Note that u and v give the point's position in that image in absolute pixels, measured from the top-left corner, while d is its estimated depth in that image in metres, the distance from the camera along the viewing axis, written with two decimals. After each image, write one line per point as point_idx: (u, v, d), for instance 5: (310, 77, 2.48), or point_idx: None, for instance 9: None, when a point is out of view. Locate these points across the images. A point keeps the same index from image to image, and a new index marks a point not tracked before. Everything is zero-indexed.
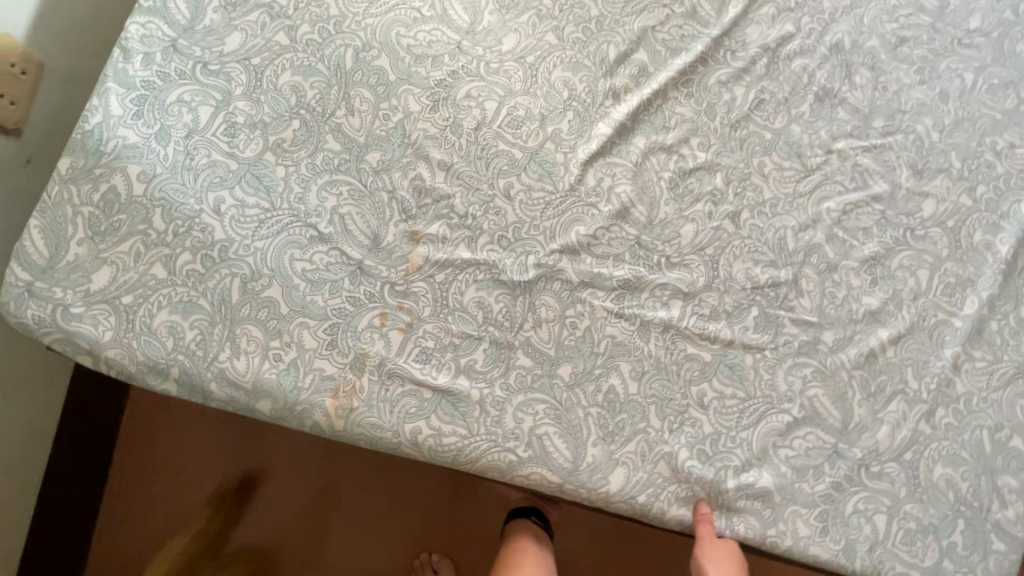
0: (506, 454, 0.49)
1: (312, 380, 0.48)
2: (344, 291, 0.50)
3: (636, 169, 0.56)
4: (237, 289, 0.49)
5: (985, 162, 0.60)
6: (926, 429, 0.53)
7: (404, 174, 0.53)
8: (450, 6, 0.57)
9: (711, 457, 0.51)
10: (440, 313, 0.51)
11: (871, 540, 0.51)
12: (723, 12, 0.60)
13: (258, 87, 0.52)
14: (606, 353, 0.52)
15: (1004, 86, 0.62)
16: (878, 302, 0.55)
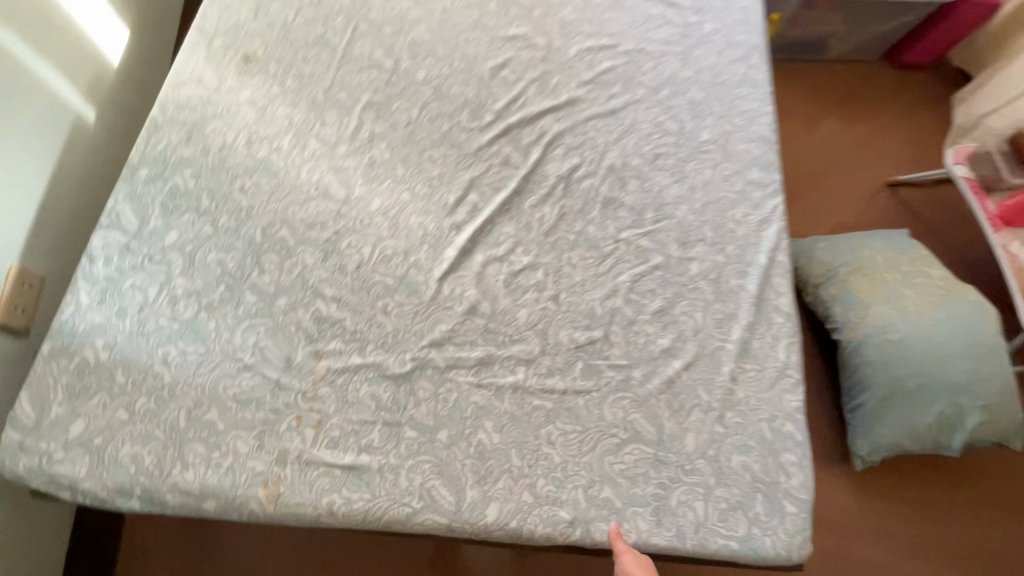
0: (405, 507, 0.64)
1: (247, 477, 0.63)
2: (267, 404, 0.67)
3: (479, 276, 0.77)
4: (183, 417, 0.65)
5: (729, 228, 0.84)
6: (720, 429, 0.72)
7: (306, 309, 0.72)
8: (330, 185, 0.79)
9: (563, 481, 0.67)
10: (343, 408, 0.68)
11: (695, 523, 0.67)
12: (527, 157, 0.86)
13: (192, 266, 0.72)
14: (473, 415, 0.69)
15: (734, 174, 0.88)
16: (668, 342, 0.75)
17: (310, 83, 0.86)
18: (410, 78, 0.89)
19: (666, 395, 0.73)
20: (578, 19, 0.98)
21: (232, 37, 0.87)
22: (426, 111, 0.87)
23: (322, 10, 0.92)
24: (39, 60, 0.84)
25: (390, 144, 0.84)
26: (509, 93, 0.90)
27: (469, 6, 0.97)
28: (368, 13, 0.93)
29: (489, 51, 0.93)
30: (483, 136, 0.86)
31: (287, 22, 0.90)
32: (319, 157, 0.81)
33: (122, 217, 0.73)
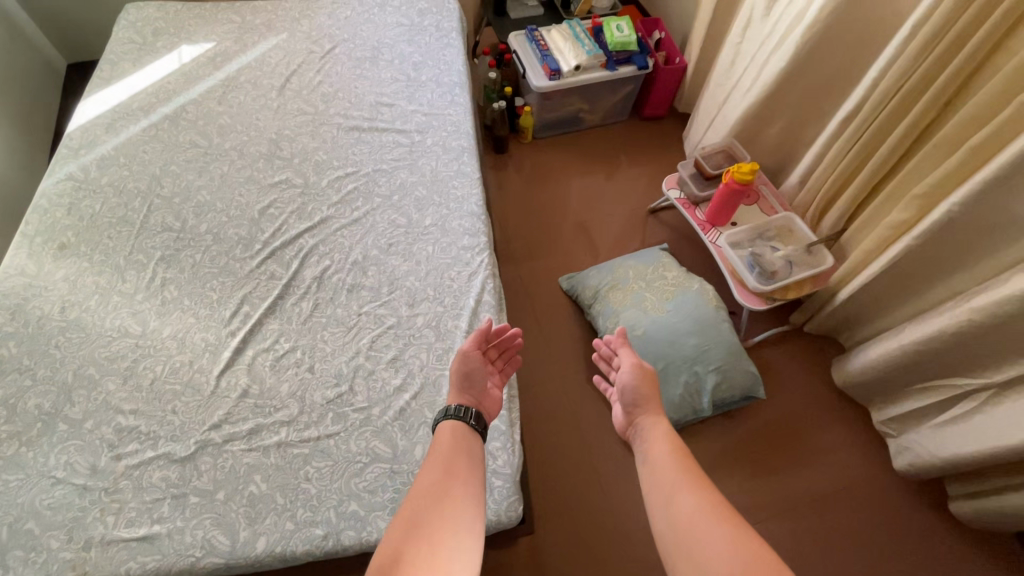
0: (189, 557, 0.83)
1: (58, 565, 0.81)
2: (75, 505, 0.86)
3: (250, 367, 1.00)
4: (5, 530, 0.83)
5: (447, 285, 1.11)
6: None
7: (109, 424, 0.93)
8: (129, 326, 1.04)
9: (319, 505, 0.88)
10: (138, 492, 0.87)
11: None
12: (289, 269, 1.13)
13: (14, 413, 0.93)
14: (245, 473, 0.90)
15: (450, 244, 1.17)
16: (400, 380, 1.00)
17: (113, 253, 1.13)
18: (195, 231, 1.17)
19: (399, 420, 0.96)
20: (328, 158, 1.31)
21: (50, 233, 1.14)
22: (208, 253, 1.15)
23: (124, 197, 1.21)
24: None
25: (178, 284, 1.10)
26: (274, 224, 1.19)
27: (242, 168, 1.28)
28: (161, 190, 1.23)
29: (258, 197, 1.24)
30: (253, 261, 1.14)
31: (95, 212, 1.18)
32: (121, 307, 1.06)
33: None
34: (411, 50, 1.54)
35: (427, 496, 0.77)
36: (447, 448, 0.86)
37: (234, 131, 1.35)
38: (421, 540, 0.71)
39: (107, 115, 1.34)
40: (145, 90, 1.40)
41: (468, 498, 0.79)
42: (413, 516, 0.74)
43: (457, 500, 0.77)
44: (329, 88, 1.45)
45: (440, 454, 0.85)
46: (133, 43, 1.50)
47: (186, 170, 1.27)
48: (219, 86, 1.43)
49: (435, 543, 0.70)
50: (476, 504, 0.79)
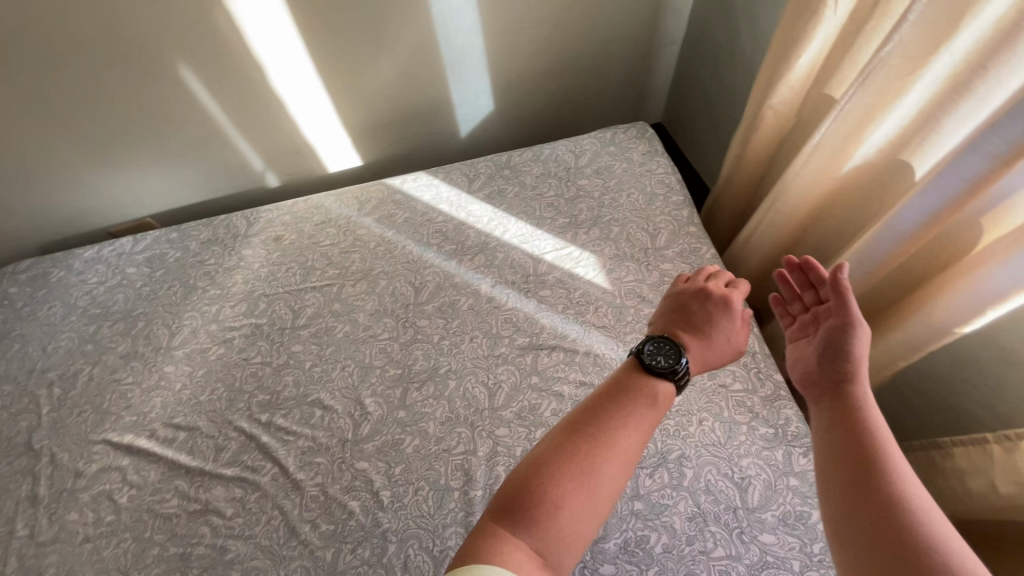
0: None
1: None
2: (25, 365, 1.09)
3: (106, 466, 0.97)
4: (20, 327, 1.13)
5: None
6: None
7: (85, 357, 1.09)
8: (179, 333, 1.10)
9: None
10: (18, 409, 1.04)
11: None
12: (225, 464, 0.96)
13: (111, 287, 1.16)
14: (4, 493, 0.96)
15: None
16: None
17: (267, 282, 1.14)
18: (289, 342, 1.07)
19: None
20: (404, 455, 0.94)
21: (293, 221, 1.22)
22: (262, 367, 1.05)
23: (339, 258, 1.16)
24: (265, 162, 1.34)
25: (222, 355, 1.07)
26: (294, 426, 0.98)
27: (383, 353, 1.05)
28: (348, 286, 1.13)
29: (337, 389, 1.01)
30: (240, 420, 0.99)
31: (317, 243, 1.19)
32: (202, 317, 1.11)
33: (141, 239, 1.22)
34: (671, 525, 0.85)
35: (600, 429, 0.60)
36: (652, 411, 0.63)
37: (445, 319, 1.07)
38: (580, 475, 0.57)
39: (455, 189, 1.24)
40: (498, 206, 1.20)
41: (635, 433, 0.61)
42: (572, 461, 0.58)
43: (632, 435, 0.60)
44: (546, 414, 0.94)
45: (619, 384, 0.66)
46: (575, 160, 1.25)
47: (380, 295, 1.11)
48: (520, 275, 1.10)
49: (600, 471, 0.57)
50: (646, 431, 0.62)
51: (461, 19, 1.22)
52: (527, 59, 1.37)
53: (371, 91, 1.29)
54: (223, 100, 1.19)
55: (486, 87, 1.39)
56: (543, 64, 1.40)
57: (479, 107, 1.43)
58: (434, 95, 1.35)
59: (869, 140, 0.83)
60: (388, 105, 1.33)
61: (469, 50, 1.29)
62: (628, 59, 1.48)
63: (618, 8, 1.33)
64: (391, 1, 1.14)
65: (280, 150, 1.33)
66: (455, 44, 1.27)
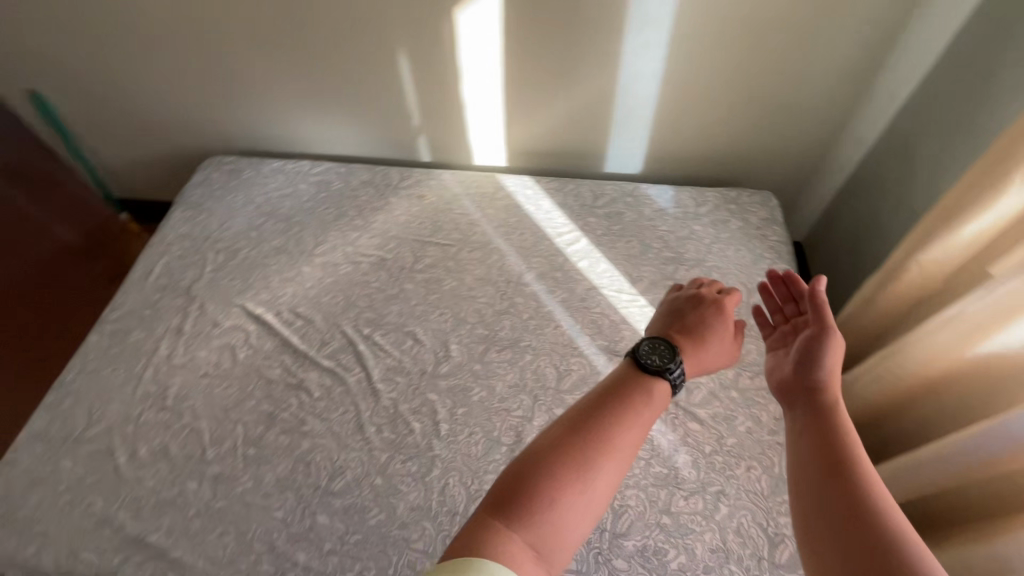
0: (130, 286, 1.25)
1: (178, 225, 1.36)
2: (207, 230, 1.35)
3: (238, 324, 1.17)
4: (211, 201, 1.41)
5: (227, 499, 0.94)
6: (78, 466, 0.99)
7: (249, 238, 1.32)
8: (322, 244, 1.31)
9: (99, 368, 1.12)
10: (192, 259, 1.29)
11: (37, 438, 1.03)
12: (325, 356, 1.12)
13: (284, 193, 1.41)
14: (161, 317, 1.19)
15: (273, 528, 0.91)
16: (155, 438, 1.02)
17: (402, 228, 1.33)
18: (404, 280, 1.24)
19: (92, 450, 1.01)
20: (469, 400, 1.05)
21: (436, 187, 1.42)
22: (377, 292, 1.22)
23: (464, 226, 1.33)
24: (426, 148, 1.53)
25: (349, 272, 1.26)
26: (388, 345, 1.13)
27: (477, 313, 1.18)
28: (464, 252, 1.28)
29: (430, 329, 1.16)
30: (348, 326, 1.16)
31: (451, 210, 1.36)
32: (344, 238, 1.31)
33: (317, 166, 1.47)
34: (692, 549, 0.88)
35: (590, 431, 0.54)
36: (647, 410, 0.59)
37: (538, 304, 1.19)
38: (568, 481, 0.52)
39: (579, 201, 1.38)
40: (614, 225, 1.32)
41: (628, 435, 0.55)
42: (556, 470, 0.52)
43: (626, 436, 0.55)
44: None
45: (610, 386, 0.61)
46: (695, 206, 1.34)
47: (489, 266, 1.26)
48: (615, 289, 1.20)
49: (590, 476, 0.52)
50: (638, 429, 0.57)
51: (643, 87, 1.31)
52: (692, 139, 1.41)
53: (536, 123, 1.42)
54: (422, 85, 1.39)
55: (641, 151, 1.45)
56: (703, 147, 1.42)
57: (627, 166, 1.49)
58: (589, 143, 1.45)
59: (1015, 331, 0.73)
60: (545, 139, 1.45)
61: (638, 114, 1.37)
62: (788, 169, 1.45)
63: (796, 118, 1.33)
64: (590, 56, 1.27)
65: (449, 140, 1.50)
66: (628, 106, 1.35)
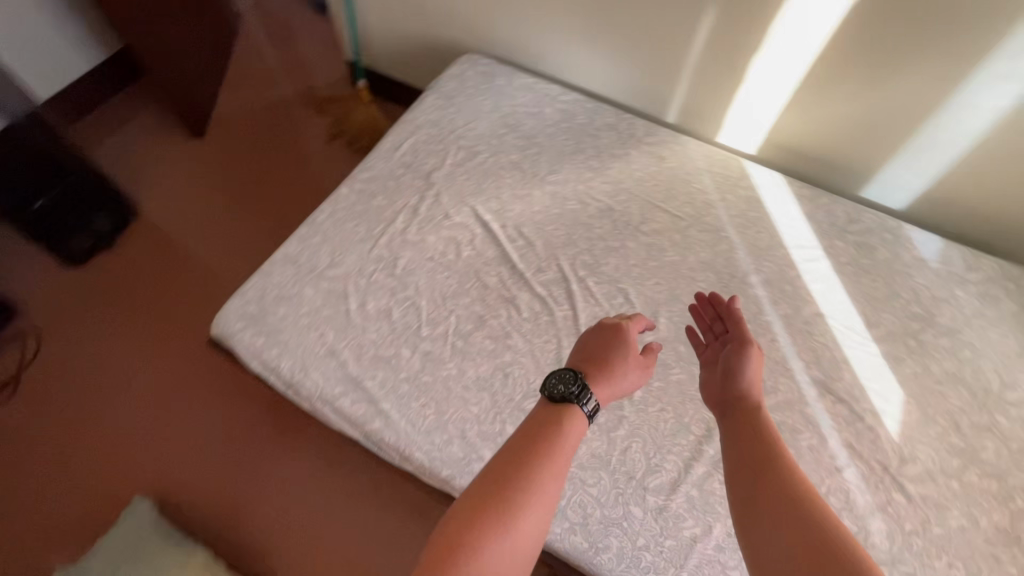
0: (381, 154, 1.34)
1: (429, 110, 1.43)
2: (454, 124, 1.40)
3: (467, 222, 1.23)
4: (462, 97, 1.45)
5: (433, 378, 1.02)
6: (319, 295, 1.12)
7: (490, 144, 1.36)
8: (556, 174, 1.31)
9: (347, 217, 1.23)
10: (436, 147, 1.36)
11: (290, 257, 1.17)
12: (539, 282, 1.15)
13: (529, 111, 1.42)
14: (403, 191, 1.28)
15: (467, 418, 0.98)
16: (382, 297, 1.12)
17: (636, 183, 1.30)
18: (627, 236, 1.22)
19: (330, 286, 1.13)
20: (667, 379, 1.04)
21: (679, 153, 1.35)
22: (598, 238, 1.21)
23: (699, 204, 1.27)
24: (671, 109, 1.44)
25: (576, 210, 1.26)
26: (599, 294, 1.14)
27: (693, 296, 1.14)
28: (693, 230, 1.23)
29: (643, 293, 1.14)
30: (566, 261, 1.18)
31: (689, 182, 1.30)
32: (577, 175, 1.31)
33: (565, 93, 1.45)
34: None
35: (515, 476, 0.57)
36: (567, 442, 0.62)
37: (758, 310, 1.13)
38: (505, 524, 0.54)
39: (830, 220, 1.25)
40: (863, 257, 1.19)
41: (554, 473, 0.58)
42: (495, 509, 0.55)
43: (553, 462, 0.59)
44: (802, 442, 0.98)
45: (531, 429, 0.63)
46: (962, 269, 1.18)
47: (715, 253, 1.20)
48: (845, 324, 1.11)
49: (523, 516, 0.55)
50: (565, 453, 0.61)
51: (966, 120, 1.13)
52: (989, 195, 1.21)
53: (814, 120, 1.28)
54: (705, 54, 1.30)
55: (917, 188, 1.28)
56: (996, 208, 1.22)
57: (889, 198, 1.33)
58: (861, 161, 1.30)
59: None
60: (813, 140, 1.32)
61: (942, 147, 1.19)
62: None
63: None
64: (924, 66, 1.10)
65: (702, 112, 1.40)
66: (935, 135, 1.18)
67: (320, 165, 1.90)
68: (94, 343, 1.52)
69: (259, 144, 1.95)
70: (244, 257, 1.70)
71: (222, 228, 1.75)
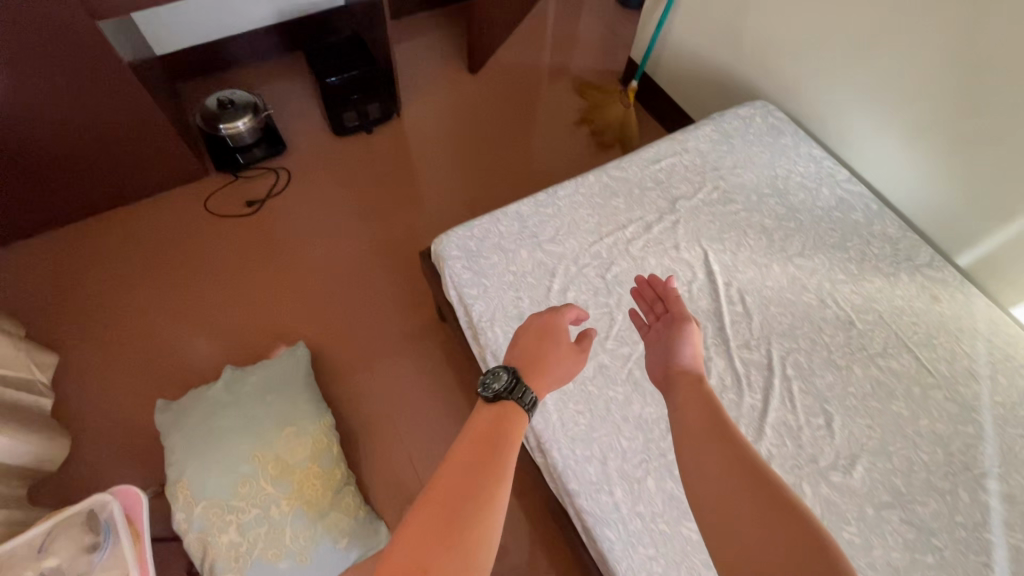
0: (639, 160, 1.32)
1: (702, 137, 1.37)
2: (721, 161, 1.32)
3: (691, 263, 1.17)
4: (741, 138, 1.36)
5: (597, 390, 1.00)
6: (528, 260, 1.14)
7: (748, 198, 1.27)
8: (805, 259, 1.18)
9: (582, 203, 1.23)
10: (693, 175, 1.30)
11: (518, 215, 1.20)
12: (740, 358, 1.06)
13: (805, 183, 1.29)
14: (644, 203, 1.25)
15: (613, 447, 0.95)
16: (582, 291, 1.11)
17: (892, 310, 1.13)
18: (856, 360, 1.07)
19: (542, 258, 1.15)
20: (836, 534, 0.90)
21: (960, 302, 1.14)
22: (822, 346, 1.08)
23: (959, 368, 1.07)
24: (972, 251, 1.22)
25: (811, 305, 1.13)
26: (799, 403, 1.01)
27: (906, 463, 0.97)
28: (938, 392, 1.04)
29: (848, 429, 0.99)
30: (777, 351, 1.07)
31: (957, 339, 1.10)
32: (828, 270, 1.17)
33: (852, 181, 1.30)
34: None
35: (453, 485, 0.57)
36: (509, 440, 0.63)
37: (982, 522, 0.92)
38: (451, 528, 0.54)
39: None
40: None
41: (494, 475, 0.58)
42: (435, 527, 0.54)
43: (489, 467, 0.59)
44: None
45: (472, 435, 0.63)
46: None
47: (955, 432, 1.00)
48: None
49: (468, 526, 0.54)
50: (505, 453, 0.61)
51: None
52: None
53: None
54: None
55: None
56: None
57: None
58: None
59: None
60: None
61: None
62: None
63: None
64: None
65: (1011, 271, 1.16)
66: None
67: (561, 143, 1.96)
68: (325, 205, 1.75)
69: (517, 100, 2.06)
70: (465, 193, 1.82)
71: (457, 160, 1.89)
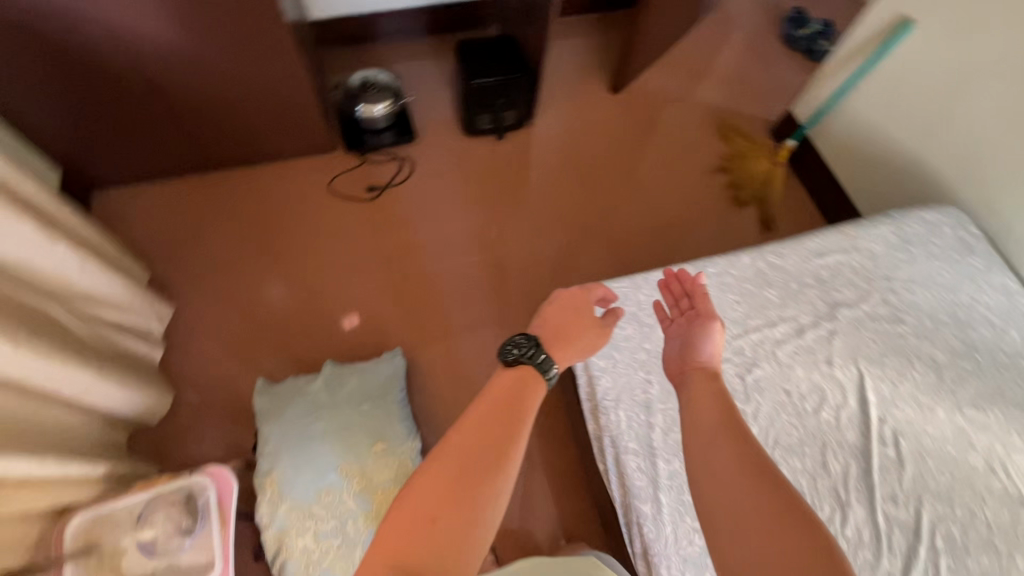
0: (802, 250, 1.19)
1: (878, 237, 1.21)
2: (896, 271, 1.17)
3: (844, 385, 1.04)
4: (924, 249, 1.20)
5: None
6: (666, 342, 1.05)
7: (920, 322, 1.12)
8: (979, 411, 1.03)
9: (732, 288, 1.12)
10: (861, 281, 1.16)
11: (661, 287, 1.11)
12: (883, 512, 0.94)
13: (991, 319, 1.13)
14: (800, 302, 1.12)
15: None
16: None
17: None
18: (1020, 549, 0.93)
19: None
20: None
21: None
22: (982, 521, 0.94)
23: None
24: None
25: (977, 469, 0.98)
26: None
27: None
28: None
29: None
30: (928, 514, 0.94)
31: None
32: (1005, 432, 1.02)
33: None
34: None
35: (467, 450, 0.61)
36: (523, 412, 0.67)
37: None
38: (462, 493, 0.58)
39: None
40: None
41: (502, 443, 0.62)
42: (444, 488, 0.58)
43: (498, 432, 0.63)
44: None
45: (489, 404, 0.67)
46: None
47: None
48: None
49: (479, 491, 0.58)
50: (516, 422, 0.65)
51: None
52: None
53: None
54: None
55: None
56: None
57: None
58: None
59: None
60: None
61: None
62: None
63: None
64: None
65: None
66: None
67: (694, 188, 1.82)
68: (443, 205, 1.71)
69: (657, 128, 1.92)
70: (582, 222, 1.74)
71: (583, 183, 1.80)
